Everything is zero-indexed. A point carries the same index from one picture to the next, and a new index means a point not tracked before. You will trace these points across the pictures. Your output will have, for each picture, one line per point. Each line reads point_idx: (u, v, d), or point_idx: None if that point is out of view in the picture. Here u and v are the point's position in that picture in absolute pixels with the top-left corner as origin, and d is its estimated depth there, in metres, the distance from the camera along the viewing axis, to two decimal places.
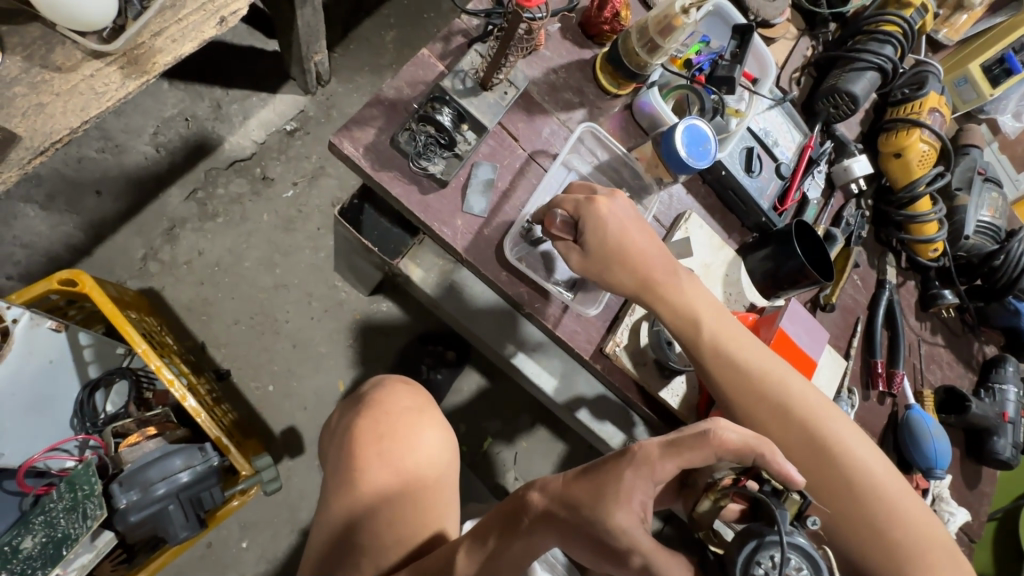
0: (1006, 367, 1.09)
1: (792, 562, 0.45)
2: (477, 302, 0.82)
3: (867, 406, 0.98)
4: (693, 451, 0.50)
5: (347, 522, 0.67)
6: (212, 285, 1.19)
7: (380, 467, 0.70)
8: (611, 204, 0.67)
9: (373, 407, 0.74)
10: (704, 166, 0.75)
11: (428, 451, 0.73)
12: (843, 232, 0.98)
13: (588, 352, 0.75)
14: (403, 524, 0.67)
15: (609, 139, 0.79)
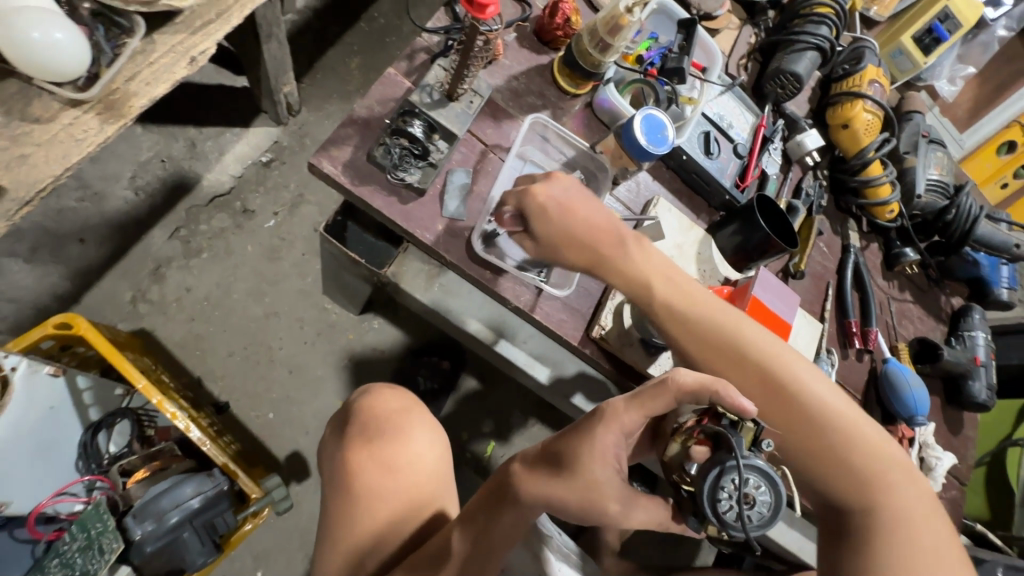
0: (972, 315, 1.15)
1: (751, 480, 0.54)
2: (463, 298, 0.82)
3: (847, 366, 1.03)
4: (653, 401, 0.54)
5: (347, 528, 0.69)
6: (203, 321, 1.20)
7: (375, 472, 0.73)
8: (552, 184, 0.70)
9: (360, 414, 0.77)
10: (664, 152, 0.79)
11: (420, 448, 0.76)
12: (804, 203, 1.03)
13: (577, 339, 0.79)
14: (402, 519, 0.69)
15: (571, 137, 0.83)
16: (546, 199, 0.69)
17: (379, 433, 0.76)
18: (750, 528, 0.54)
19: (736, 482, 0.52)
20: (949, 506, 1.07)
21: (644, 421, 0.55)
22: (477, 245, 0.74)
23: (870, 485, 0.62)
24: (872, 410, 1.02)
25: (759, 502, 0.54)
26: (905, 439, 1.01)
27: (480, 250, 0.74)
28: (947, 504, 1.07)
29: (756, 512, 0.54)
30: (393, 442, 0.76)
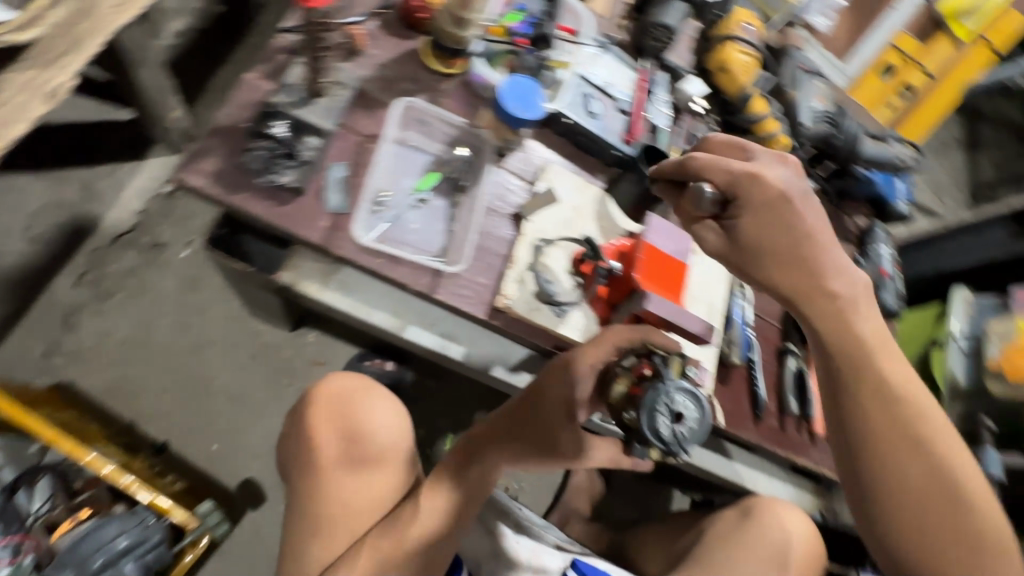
0: (877, 233, 1.22)
1: (685, 403, 0.65)
2: (364, 285, 0.78)
3: (762, 297, 1.07)
4: (596, 350, 0.73)
5: (324, 498, 0.86)
6: (127, 363, 1.16)
7: (352, 456, 0.88)
8: (758, 182, 0.58)
9: (323, 394, 0.93)
10: (522, 116, 0.82)
11: (389, 434, 0.92)
12: (698, 149, 1.06)
13: (483, 312, 0.80)
14: (365, 472, 0.87)
15: (446, 115, 0.84)
16: (761, 187, 0.58)
17: (350, 425, 0.90)
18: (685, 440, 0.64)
19: (669, 412, 0.63)
20: None
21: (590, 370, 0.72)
22: (364, 236, 0.75)
23: (945, 499, 0.57)
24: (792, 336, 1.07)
25: (691, 420, 0.65)
26: None
27: (367, 240, 0.74)
28: None
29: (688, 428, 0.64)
30: (361, 430, 0.90)
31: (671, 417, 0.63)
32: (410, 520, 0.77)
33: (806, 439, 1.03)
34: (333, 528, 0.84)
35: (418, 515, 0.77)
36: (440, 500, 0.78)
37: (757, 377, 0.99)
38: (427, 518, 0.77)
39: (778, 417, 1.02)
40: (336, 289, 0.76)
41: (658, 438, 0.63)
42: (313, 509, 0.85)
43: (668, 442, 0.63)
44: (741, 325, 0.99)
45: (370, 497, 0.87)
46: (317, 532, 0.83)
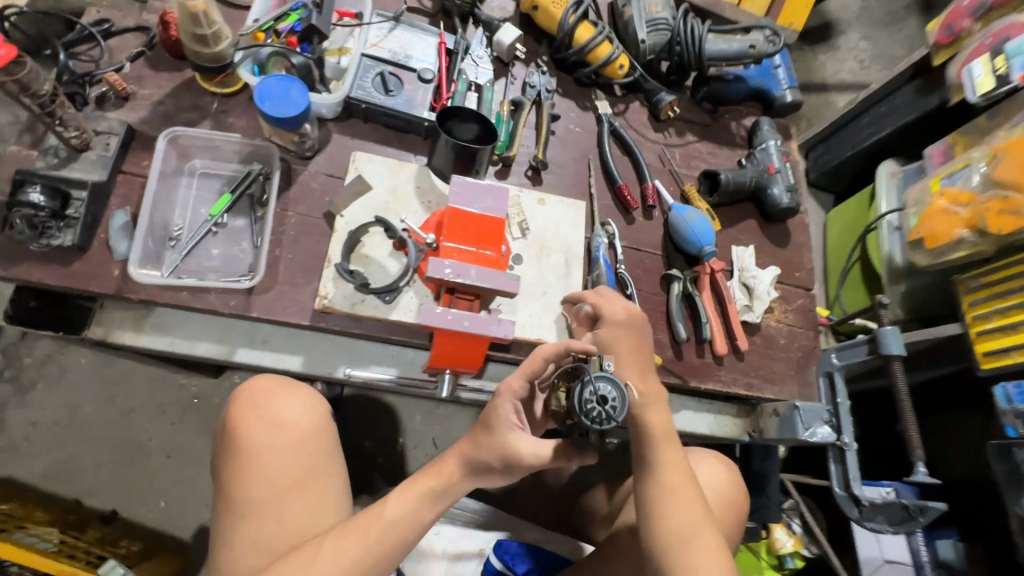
0: (761, 128, 1.14)
1: (606, 389, 0.63)
2: (180, 319, 0.77)
3: (634, 229, 1.02)
4: (528, 364, 0.73)
5: (252, 498, 0.72)
6: (61, 446, 1.21)
7: (283, 458, 0.74)
8: (607, 310, 0.83)
9: (241, 390, 0.79)
10: (279, 118, 0.75)
11: (327, 437, 0.79)
12: (530, 96, 1.03)
13: (307, 318, 0.79)
14: (297, 471, 0.75)
15: (215, 133, 0.80)
16: (620, 323, 0.82)
17: (278, 422, 0.76)
18: (612, 420, 0.62)
19: (598, 389, 0.63)
20: (796, 315, 1.07)
21: (526, 381, 0.73)
22: (155, 275, 0.74)
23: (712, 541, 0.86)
24: (676, 259, 1.02)
25: (614, 401, 0.63)
26: (717, 272, 1.00)
27: (153, 281, 0.72)
28: (795, 314, 1.07)
29: (614, 410, 0.62)
30: (289, 429, 0.77)
31: (602, 394, 0.63)
32: (359, 533, 0.69)
33: (709, 361, 0.98)
34: (266, 533, 0.71)
35: (366, 529, 0.69)
36: (391, 516, 0.71)
37: None
38: (378, 534, 0.69)
39: (672, 347, 0.97)
40: (152, 332, 0.76)
41: (595, 424, 0.62)
42: (237, 509, 0.72)
43: (608, 424, 0.62)
44: (607, 264, 0.94)
45: (304, 504, 0.74)
46: (248, 532, 0.71)
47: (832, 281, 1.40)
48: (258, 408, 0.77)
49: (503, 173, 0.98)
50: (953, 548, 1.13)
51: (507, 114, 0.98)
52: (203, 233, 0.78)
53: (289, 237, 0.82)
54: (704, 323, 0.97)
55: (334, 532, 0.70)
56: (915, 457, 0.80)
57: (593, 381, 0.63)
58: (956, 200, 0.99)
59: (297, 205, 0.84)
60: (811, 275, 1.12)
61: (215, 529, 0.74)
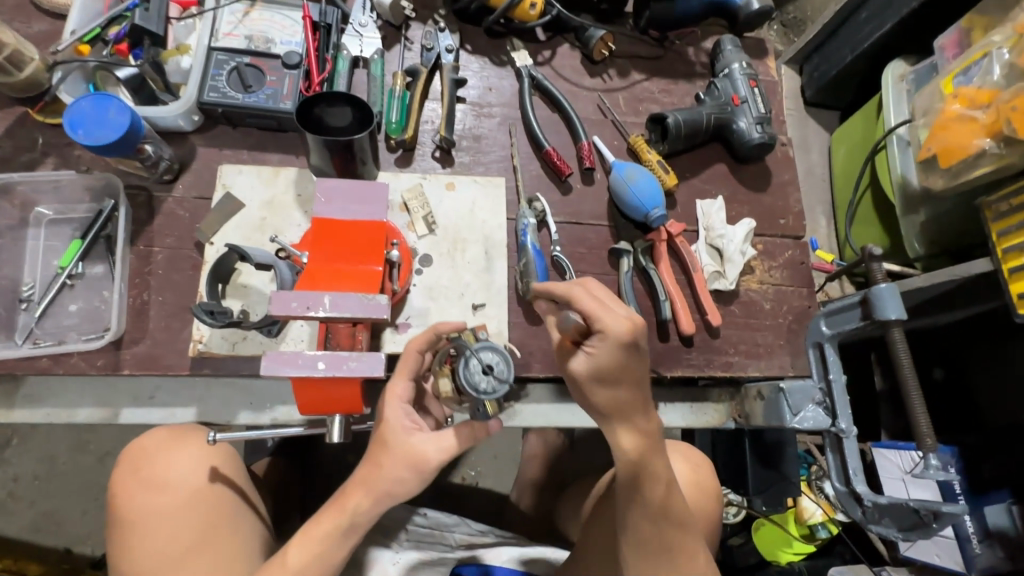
0: (723, 49, 0.94)
1: (490, 357, 0.57)
2: (53, 386, 0.70)
3: (571, 199, 0.87)
4: (403, 362, 0.60)
5: (147, 570, 0.62)
6: (46, 499, 1.21)
7: (175, 519, 0.64)
8: (610, 326, 0.56)
9: (125, 452, 0.69)
10: (96, 142, 0.64)
11: (226, 486, 0.68)
12: (428, 61, 0.86)
13: (186, 367, 0.70)
14: (193, 533, 0.64)
15: (49, 174, 0.70)
16: (625, 344, 0.56)
17: (166, 481, 0.66)
18: (506, 384, 0.55)
19: (482, 359, 0.56)
20: (784, 272, 0.90)
21: (409, 380, 0.60)
22: (7, 346, 0.67)
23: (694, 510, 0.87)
24: (625, 228, 0.86)
25: (503, 365, 0.56)
26: (674, 237, 0.84)
27: (0, 355, 0.65)
28: (783, 271, 0.90)
29: (505, 374, 0.56)
30: (180, 487, 0.66)
31: (488, 363, 0.56)
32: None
33: (676, 343, 0.83)
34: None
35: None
36: (296, 563, 0.58)
37: None
38: None
39: None
40: (26, 406, 0.69)
41: (491, 395, 0.55)
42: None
43: (505, 389, 0.55)
44: (536, 250, 0.79)
45: (209, 565, 0.63)
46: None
47: (841, 215, 1.19)
48: (140, 468, 0.66)
49: (405, 159, 0.83)
50: (1006, 514, 0.96)
51: (400, 88, 0.83)
52: (56, 288, 0.70)
53: (157, 277, 0.72)
54: (663, 301, 0.81)
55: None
56: (927, 437, 0.66)
57: (475, 353, 0.56)
58: (974, 103, 0.78)
59: (162, 239, 0.73)
60: (800, 220, 0.93)
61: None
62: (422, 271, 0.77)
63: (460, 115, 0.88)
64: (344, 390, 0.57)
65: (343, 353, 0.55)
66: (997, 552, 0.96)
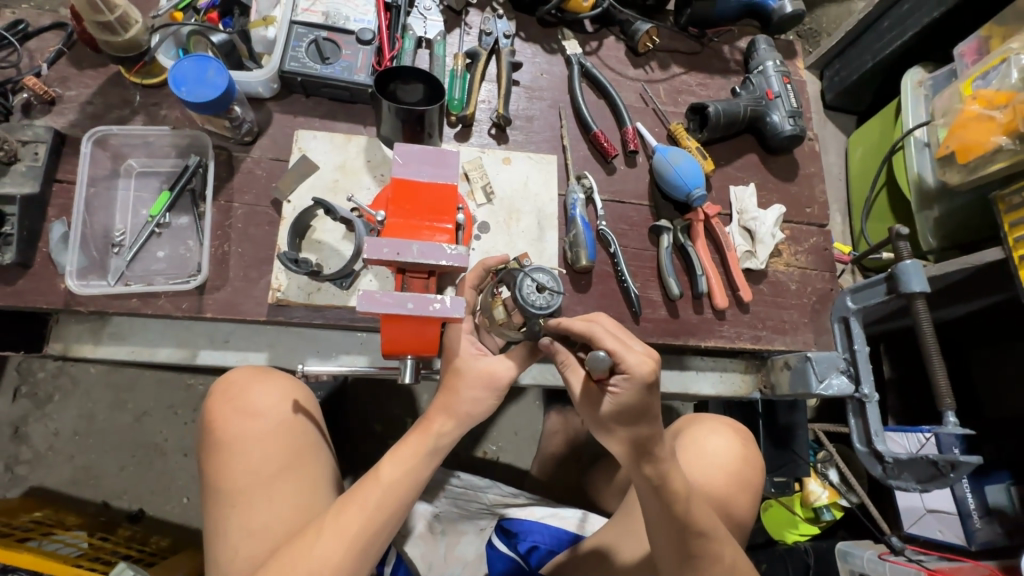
0: (758, 48, 1.00)
1: (542, 278, 0.63)
2: (137, 326, 0.75)
3: (615, 179, 0.93)
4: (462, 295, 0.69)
5: (238, 487, 0.64)
6: (85, 453, 1.26)
7: (264, 444, 0.66)
8: (634, 367, 0.59)
9: (215, 383, 0.70)
10: (194, 100, 0.69)
11: (309, 421, 0.71)
12: (486, 45, 0.92)
13: (263, 314, 0.75)
14: (286, 460, 0.66)
15: (143, 129, 0.76)
16: (650, 380, 0.60)
17: (256, 409, 0.67)
18: (556, 302, 0.62)
19: (535, 279, 0.62)
20: (809, 256, 0.96)
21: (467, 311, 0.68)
22: (100, 284, 0.72)
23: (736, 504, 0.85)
24: (663, 208, 0.93)
25: (554, 285, 0.63)
26: (711, 217, 0.90)
27: (95, 291, 0.70)
28: (808, 255, 0.96)
29: (556, 292, 0.62)
30: (269, 417, 0.67)
31: (541, 282, 0.62)
32: (360, 504, 0.61)
33: (709, 316, 0.89)
34: (259, 523, 0.63)
35: (366, 501, 0.61)
36: (389, 479, 0.63)
37: (622, 269, 0.85)
38: (379, 503, 0.62)
39: (666, 305, 0.88)
40: (112, 342, 0.75)
41: (546, 309, 0.61)
42: (223, 501, 0.64)
43: (558, 301, 0.62)
44: (584, 223, 0.84)
45: (295, 486, 0.65)
46: (239, 523, 0.63)
47: (857, 212, 1.26)
48: (232, 397, 0.67)
49: (464, 135, 0.90)
50: (1005, 494, 1.01)
51: (461, 68, 0.89)
52: (146, 235, 0.75)
53: (236, 230, 0.77)
54: (700, 276, 0.88)
55: (330, 512, 0.61)
56: (942, 403, 0.72)
57: (530, 274, 0.63)
58: (992, 104, 0.85)
59: (241, 195, 0.79)
60: (824, 209, 0.99)
61: (205, 523, 0.66)
62: (480, 237, 0.84)
63: (514, 97, 0.94)
64: (426, 330, 0.63)
65: (429, 295, 0.61)
66: (995, 528, 1.01)
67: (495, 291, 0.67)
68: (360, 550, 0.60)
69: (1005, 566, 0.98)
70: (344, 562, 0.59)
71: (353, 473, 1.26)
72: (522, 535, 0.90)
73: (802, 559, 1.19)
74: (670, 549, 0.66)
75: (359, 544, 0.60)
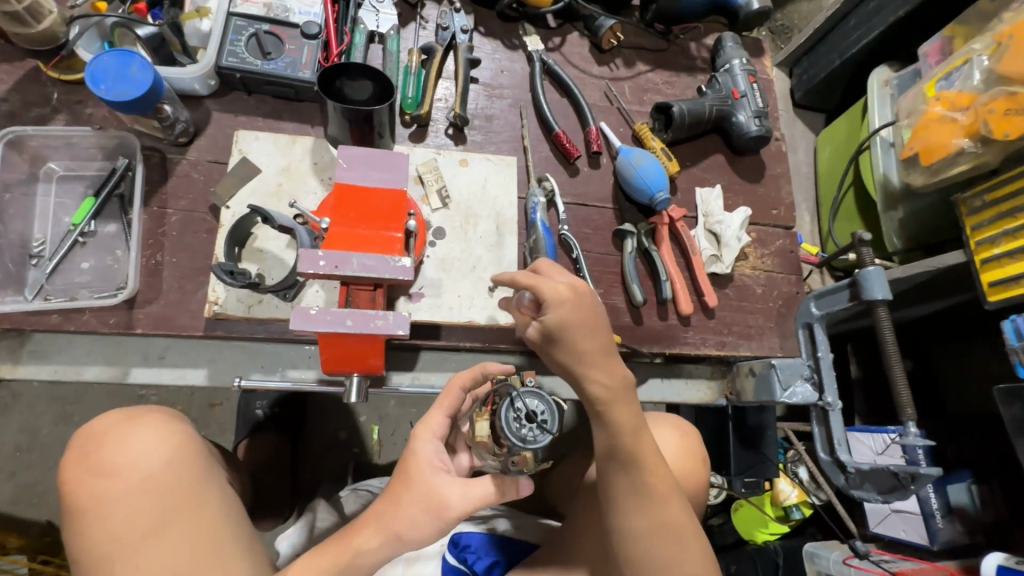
0: (723, 46, 0.98)
1: (533, 405, 0.53)
2: (61, 343, 0.69)
3: (578, 181, 0.90)
4: (443, 398, 0.61)
5: (100, 562, 0.54)
6: (28, 470, 1.19)
7: (127, 502, 0.56)
8: (547, 291, 0.59)
9: (77, 440, 0.62)
10: (115, 98, 0.63)
11: (186, 467, 0.61)
12: (442, 39, 0.88)
13: (200, 328, 0.70)
14: (160, 520, 0.56)
15: (62, 129, 0.69)
16: (574, 298, 0.60)
17: (120, 464, 0.58)
18: (543, 438, 0.52)
19: (524, 405, 0.53)
20: (774, 259, 0.95)
21: (446, 417, 0.60)
22: (16, 300, 0.66)
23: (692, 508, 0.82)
24: (627, 212, 0.90)
25: (545, 416, 0.53)
26: (676, 221, 0.88)
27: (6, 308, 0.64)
28: (773, 258, 0.95)
29: (544, 424, 0.52)
30: (134, 469, 0.58)
31: (530, 410, 0.53)
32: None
33: (674, 322, 0.87)
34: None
35: None
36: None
37: (584, 275, 0.82)
38: None
39: (630, 311, 0.86)
40: (33, 362, 0.69)
41: (529, 445, 0.52)
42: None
43: (544, 438, 0.52)
44: (545, 227, 0.81)
45: (173, 548, 0.55)
46: None
47: (825, 212, 1.25)
48: (88, 454, 0.58)
49: (419, 135, 0.85)
50: (966, 493, 1.02)
51: (416, 65, 0.85)
52: (67, 245, 0.69)
53: (170, 238, 0.72)
54: (664, 281, 0.85)
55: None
56: (904, 408, 0.71)
57: (520, 398, 0.53)
58: (954, 105, 0.84)
59: (177, 200, 0.73)
60: (791, 211, 0.98)
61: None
62: (434, 243, 0.79)
63: (473, 95, 0.90)
64: (368, 345, 0.59)
65: (370, 312, 0.57)
66: (956, 526, 1.02)
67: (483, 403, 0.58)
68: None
69: (966, 566, 0.99)
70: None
71: (316, 484, 1.22)
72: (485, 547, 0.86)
73: (771, 560, 1.20)
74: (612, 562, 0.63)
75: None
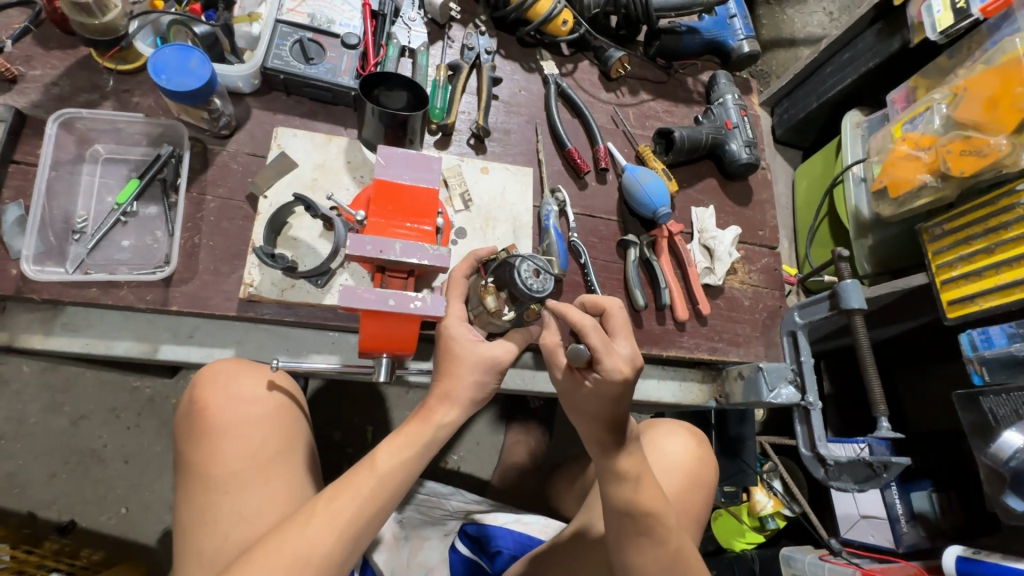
0: (718, 82, 1.08)
1: (535, 264, 0.67)
2: (90, 315, 0.72)
3: (586, 194, 0.98)
4: (455, 291, 0.71)
5: (231, 473, 0.66)
6: (12, 458, 1.16)
7: (260, 427, 0.69)
8: (611, 371, 0.62)
9: (201, 370, 0.71)
10: (171, 89, 0.68)
11: (298, 412, 0.75)
12: (467, 58, 0.95)
13: (233, 309, 0.73)
14: (276, 450, 0.69)
15: (113, 115, 0.74)
16: (624, 382, 0.63)
17: (252, 395, 0.70)
18: (548, 288, 0.67)
19: (530, 264, 0.67)
20: (760, 274, 1.03)
21: (461, 300, 0.70)
22: (56, 271, 0.70)
23: (701, 485, 0.87)
24: (630, 225, 0.97)
25: (546, 273, 0.67)
26: (675, 235, 0.96)
27: (45, 277, 0.67)
28: (759, 274, 1.03)
29: (547, 277, 0.67)
30: (259, 405, 0.70)
31: (534, 266, 0.67)
32: (357, 491, 0.61)
33: (671, 327, 0.94)
34: (251, 511, 0.64)
35: (362, 488, 0.62)
36: (385, 467, 0.63)
37: (592, 280, 0.89)
38: (375, 491, 0.62)
39: (631, 315, 0.92)
40: (63, 333, 0.71)
41: (541, 293, 0.66)
42: (214, 488, 0.65)
43: (550, 284, 0.67)
44: (557, 233, 0.87)
45: (285, 475, 0.68)
46: (232, 508, 0.64)
47: (802, 238, 1.36)
48: (222, 384, 0.69)
49: (443, 143, 0.92)
50: (927, 501, 1.12)
51: (444, 79, 0.91)
52: (109, 224, 0.73)
53: (208, 222, 0.76)
54: (663, 288, 0.93)
55: (327, 491, 0.62)
56: (878, 410, 0.79)
57: (525, 261, 0.67)
58: (918, 145, 0.95)
59: (215, 188, 0.77)
60: (775, 233, 1.07)
61: (184, 513, 0.66)
62: (456, 242, 0.86)
63: (493, 110, 0.97)
64: (404, 329, 0.66)
65: (409, 294, 0.65)
66: (919, 531, 1.11)
67: (485, 282, 0.72)
68: (350, 541, 0.60)
69: (929, 565, 1.07)
70: (334, 551, 0.59)
71: None
72: (489, 539, 0.91)
73: (748, 566, 1.25)
74: (622, 539, 0.69)
75: (350, 534, 0.60)
